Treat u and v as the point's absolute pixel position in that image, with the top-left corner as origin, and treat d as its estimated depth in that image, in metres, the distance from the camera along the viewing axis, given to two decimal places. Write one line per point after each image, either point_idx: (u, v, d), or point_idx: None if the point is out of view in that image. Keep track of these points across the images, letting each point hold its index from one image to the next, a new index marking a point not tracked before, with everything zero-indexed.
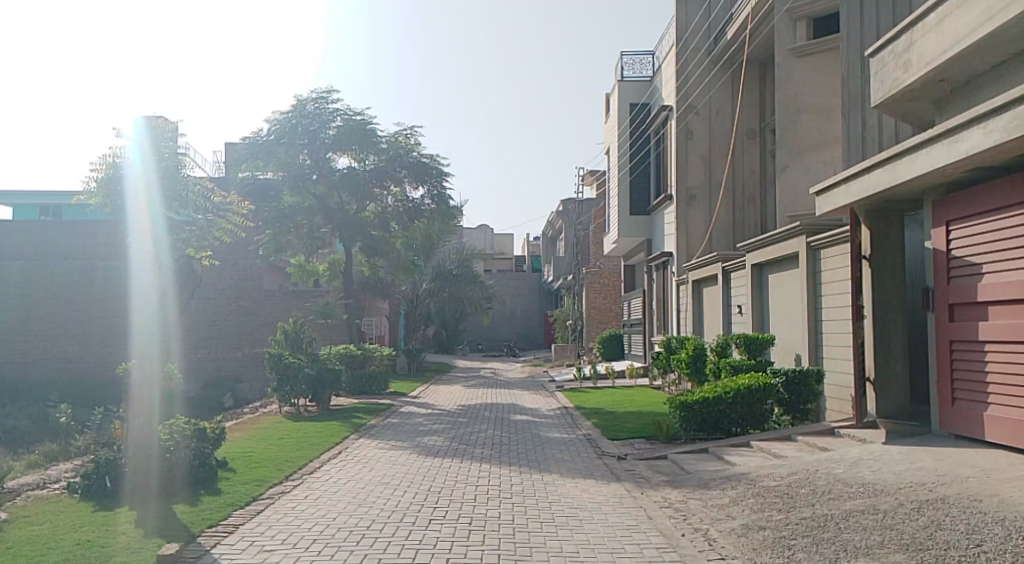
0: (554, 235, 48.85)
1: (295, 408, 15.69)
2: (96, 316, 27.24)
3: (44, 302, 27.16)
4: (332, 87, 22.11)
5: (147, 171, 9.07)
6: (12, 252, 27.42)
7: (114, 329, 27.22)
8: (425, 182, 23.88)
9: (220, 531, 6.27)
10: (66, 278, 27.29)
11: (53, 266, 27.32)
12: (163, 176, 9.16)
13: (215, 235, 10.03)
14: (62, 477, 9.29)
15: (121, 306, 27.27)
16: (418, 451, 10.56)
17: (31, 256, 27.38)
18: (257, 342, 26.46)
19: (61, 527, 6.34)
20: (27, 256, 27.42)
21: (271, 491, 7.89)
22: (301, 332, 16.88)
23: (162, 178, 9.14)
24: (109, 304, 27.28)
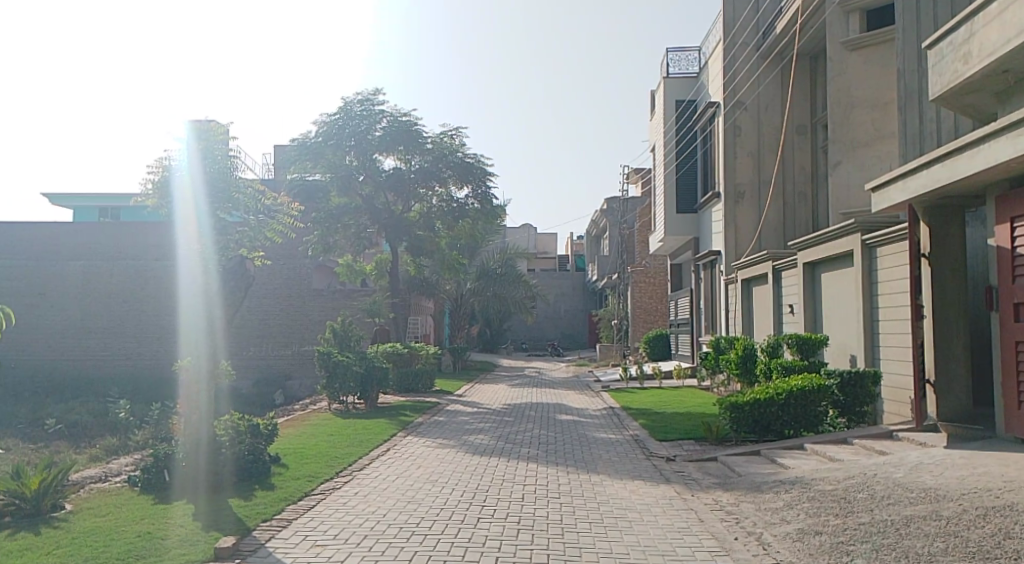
0: (599, 234, 48.66)
1: (344, 404, 15.97)
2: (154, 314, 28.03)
3: (100, 304, 28.08)
4: (378, 89, 22.41)
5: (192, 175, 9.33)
6: (69, 255, 28.40)
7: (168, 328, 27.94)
8: (470, 182, 23.95)
9: (275, 525, 6.41)
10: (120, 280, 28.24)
11: (108, 268, 28.26)
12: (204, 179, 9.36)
13: (268, 235, 9.98)
14: (124, 471, 9.59)
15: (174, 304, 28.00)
16: (465, 451, 10.56)
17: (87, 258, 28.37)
18: (306, 340, 26.97)
19: (123, 519, 6.56)
20: (84, 257, 28.34)
21: (322, 487, 8.01)
22: (349, 330, 17.17)
23: (206, 179, 9.36)
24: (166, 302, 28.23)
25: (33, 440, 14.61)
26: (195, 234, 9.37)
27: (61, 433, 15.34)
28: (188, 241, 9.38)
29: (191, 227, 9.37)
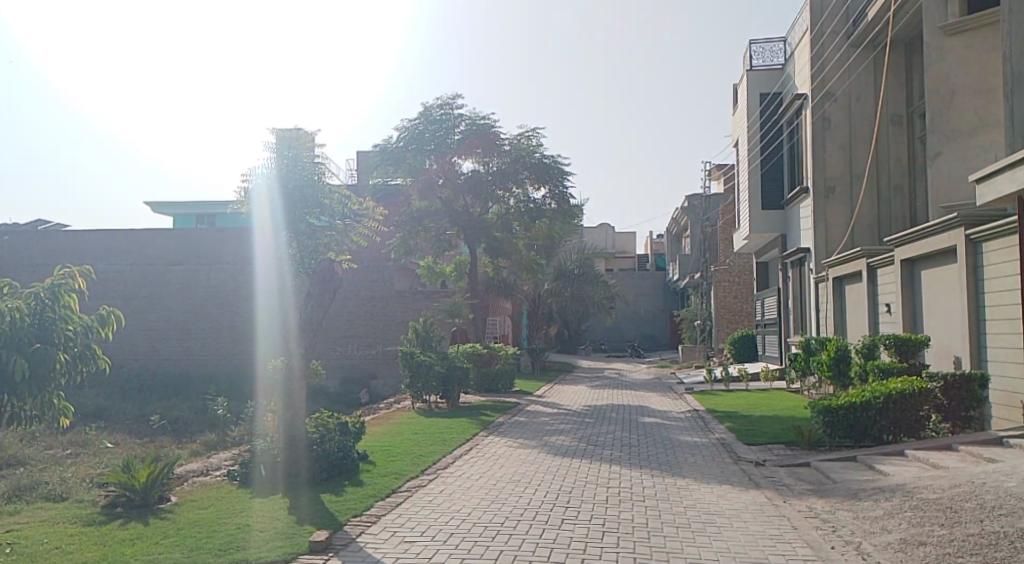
0: (680, 233, 47.76)
1: (427, 404, 16.26)
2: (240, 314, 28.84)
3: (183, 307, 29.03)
4: (457, 94, 22.69)
5: (267, 189, 9.66)
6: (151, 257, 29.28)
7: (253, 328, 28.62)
8: (547, 182, 23.70)
9: (364, 520, 6.59)
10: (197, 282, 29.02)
11: (187, 270, 29.07)
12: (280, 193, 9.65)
13: (352, 239, 10.32)
14: (223, 464, 10.08)
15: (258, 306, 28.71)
16: (547, 451, 10.61)
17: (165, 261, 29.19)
18: (389, 340, 27.60)
19: (225, 511, 6.90)
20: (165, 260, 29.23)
21: (409, 484, 8.19)
22: (430, 331, 17.47)
23: (287, 188, 9.69)
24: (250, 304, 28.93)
25: (140, 435, 15.51)
26: (273, 243, 9.86)
27: (165, 429, 16.24)
28: (268, 250, 9.97)
29: (270, 238, 9.88)
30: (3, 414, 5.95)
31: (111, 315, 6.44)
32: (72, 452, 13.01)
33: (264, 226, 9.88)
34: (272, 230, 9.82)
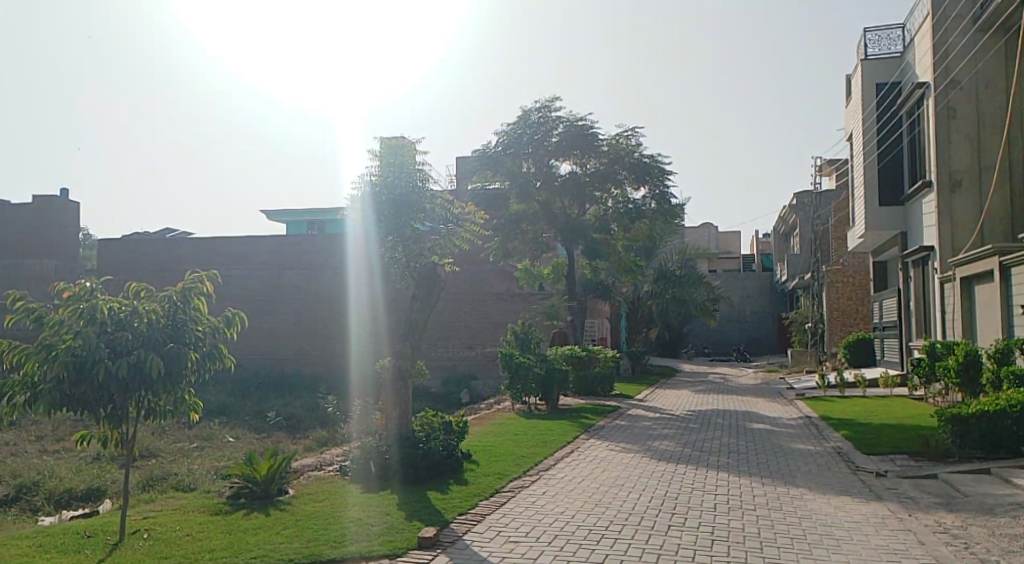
0: (788, 232, 45.89)
1: (527, 405, 16.36)
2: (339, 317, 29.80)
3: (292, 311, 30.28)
4: (554, 97, 22.77)
5: (362, 206, 9.99)
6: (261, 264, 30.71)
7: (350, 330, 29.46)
8: (646, 181, 23.61)
9: (470, 519, 6.70)
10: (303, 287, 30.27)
11: (293, 277, 30.35)
12: (377, 210, 9.97)
13: (456, 243, 10.52)
14: (335, 460, 10.52)
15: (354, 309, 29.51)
16: (650, 455, 10.45)
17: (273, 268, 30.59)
18: (489, 342, 27.96)
19: (338, 505, 7.19)
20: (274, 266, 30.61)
21: (512, 485, 8.26)
22: (529, 333, 17.57)
23: (391, 195, 9.89)
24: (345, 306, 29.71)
25: (258, 430, 16.41)
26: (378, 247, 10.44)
27: (280, 424, 17.09)
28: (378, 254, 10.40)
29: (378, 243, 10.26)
30: (142, 408, 6.44)
31: (236, 316, 6.81)
32: (198, 445, 13.91)
33: (372, 232, 10.25)
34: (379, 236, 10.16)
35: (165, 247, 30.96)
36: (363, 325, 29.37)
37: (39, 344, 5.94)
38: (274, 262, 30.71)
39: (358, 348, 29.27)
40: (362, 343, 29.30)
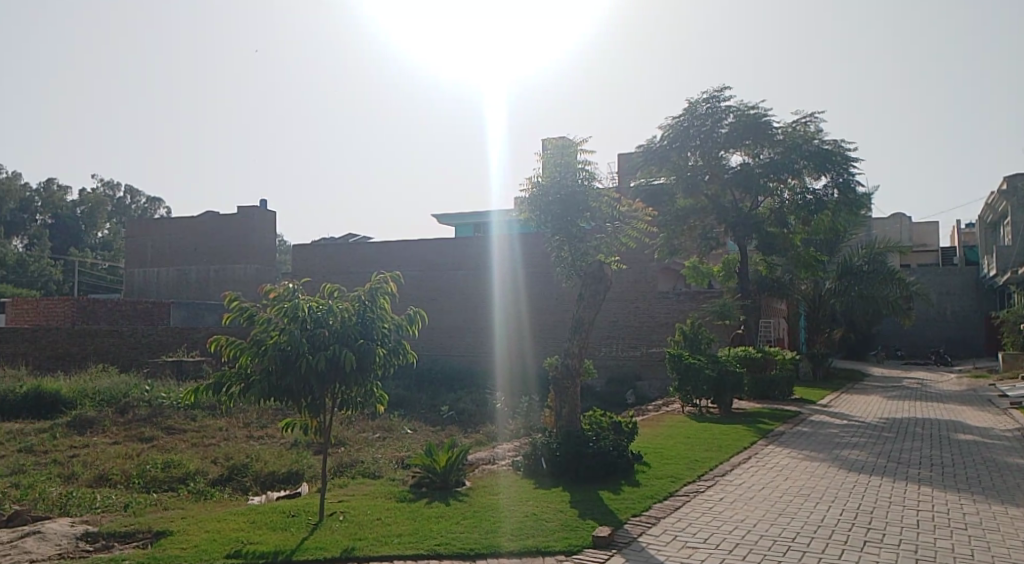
0: (998, 220, 40.84)
1: (698, 408, 15.84)
2: (482, 318, 28.31)
3: None
4: (724, 85, 21.89)
5: (530, 207, 10.19)
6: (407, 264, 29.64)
7: (497, 331, 27.90)
8: (828, 170, 22.12)
9: (644, 521, 6.60)
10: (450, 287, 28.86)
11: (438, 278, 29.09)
12: (539, 210, 10.15)
13: (622, 242, 10.38)
14: (507, 455, 10.79)
15: (499, 309, 27.98)
16: (837, 465, 9.72)
17: (420, 268, 29.37)
18: (656, 342, 27.39)
19: (513, 499, 7.38)
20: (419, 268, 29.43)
21: (686, 489, 8.03)
22: (699, 333, 16.98)
23: (558, 196, 9.97)
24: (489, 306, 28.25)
25: (433, 423, 17.20)
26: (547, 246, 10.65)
27: (453, 418, 17.81)
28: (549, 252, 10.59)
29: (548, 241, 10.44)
30: (337, 398, 6.99)
31: (417, 315, 7.19)
32: (381, 435, 14.83)
33: (541, 231, 10.44)
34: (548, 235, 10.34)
35: (320, 248, 31.16)
36: (508, 327, 27.79)
37: (252, 339, 6.62)
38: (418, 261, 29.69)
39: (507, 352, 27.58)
40: (506, 346, 27.76)
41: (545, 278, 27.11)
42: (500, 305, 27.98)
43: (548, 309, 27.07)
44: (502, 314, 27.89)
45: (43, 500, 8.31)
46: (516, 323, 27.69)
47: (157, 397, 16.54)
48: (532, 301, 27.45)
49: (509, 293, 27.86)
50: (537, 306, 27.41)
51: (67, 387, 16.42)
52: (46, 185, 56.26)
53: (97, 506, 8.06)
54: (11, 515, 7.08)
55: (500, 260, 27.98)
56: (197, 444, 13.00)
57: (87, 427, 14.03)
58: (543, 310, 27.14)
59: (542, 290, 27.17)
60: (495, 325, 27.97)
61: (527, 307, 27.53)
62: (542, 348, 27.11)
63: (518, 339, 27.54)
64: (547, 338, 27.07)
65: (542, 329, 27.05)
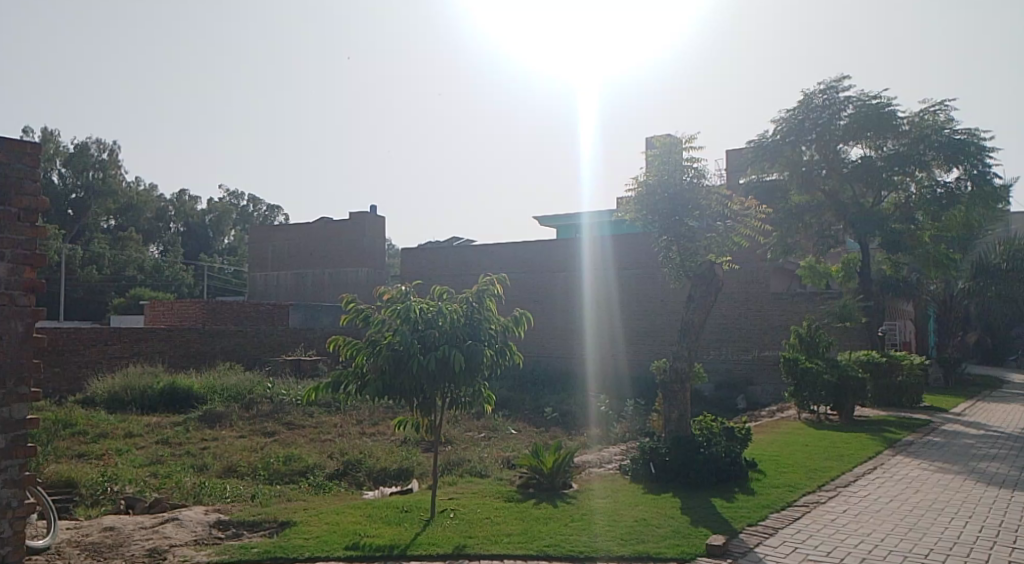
0: None
1: (816, 415, 15.07)
2: (574, 324, 28.01)
3: None
4: (843, 75, 20.86)
5: (637, 207, 10.02)
6: (506, 264, 29.72)
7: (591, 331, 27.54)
8: (960, 161, 20.55)
9: (761, 531, 6.33)
10: (547, 287, 28.71)
11: (537, 278, 28.99)
12: (646, 211, 9.97)
13: (734, 241, 9.95)
14: (615, 459, 10.65)
15: (591, 314, 27.74)
16: (975, 479, 8.97)
17: (519, 268, 29.40)
18: (769, 345, 26.32)
19: (622, 503, 7.27)
20: (518, 268, 29.44)
21: (806, 499, 7.65)
22: (817, 336, 16.16)
23: (665, 194, 9.76)
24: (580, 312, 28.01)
25: (538, 424, 17.27)
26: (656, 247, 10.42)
27: (558, 419, 17.82)
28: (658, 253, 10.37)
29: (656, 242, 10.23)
30: (447, 398, 7.13)
31: (523, 316, 7.22)
32: (487, 435, 15.02)
33: (649, 232, 10.24)
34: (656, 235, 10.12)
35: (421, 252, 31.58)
36: (601, 332, 27.45)
37: (367, 339, 6.86)
38: (510, 269, 30.03)
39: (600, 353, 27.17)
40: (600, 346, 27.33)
41: (638, 280, 26.73)
42: (592, 310, 27.73)
43: (646, 311, 26.48)
44: (595, 319, 27.64)
45: (179, 489, 8.94)
46: (610, 327, 27.38)
47: (278, 394, 17.48)
48: (629, 302, 26.92)
49: (602, 299, 27.60)
50: (634, 307, 26.84)
51: (198, 383, 17.64)
52: (178, 195, 60.67)
53: (227, 496, 8.59)
54: (153, 502, 7.66)
55: (590, 265, 27.80)
56: (314, 439, 13.64)
57: (216, 421, 15.01)
58: (637, 314, 26.72)
59: (636, 293, 26.74)
60: (588, 330, 27.70)
61: (621, 311, 27.18)
62: (637, 350, 26.54)
63: (613, 344, 27.20)
64: (643, 340, 26.50)
65: (637, 334, 26.50)
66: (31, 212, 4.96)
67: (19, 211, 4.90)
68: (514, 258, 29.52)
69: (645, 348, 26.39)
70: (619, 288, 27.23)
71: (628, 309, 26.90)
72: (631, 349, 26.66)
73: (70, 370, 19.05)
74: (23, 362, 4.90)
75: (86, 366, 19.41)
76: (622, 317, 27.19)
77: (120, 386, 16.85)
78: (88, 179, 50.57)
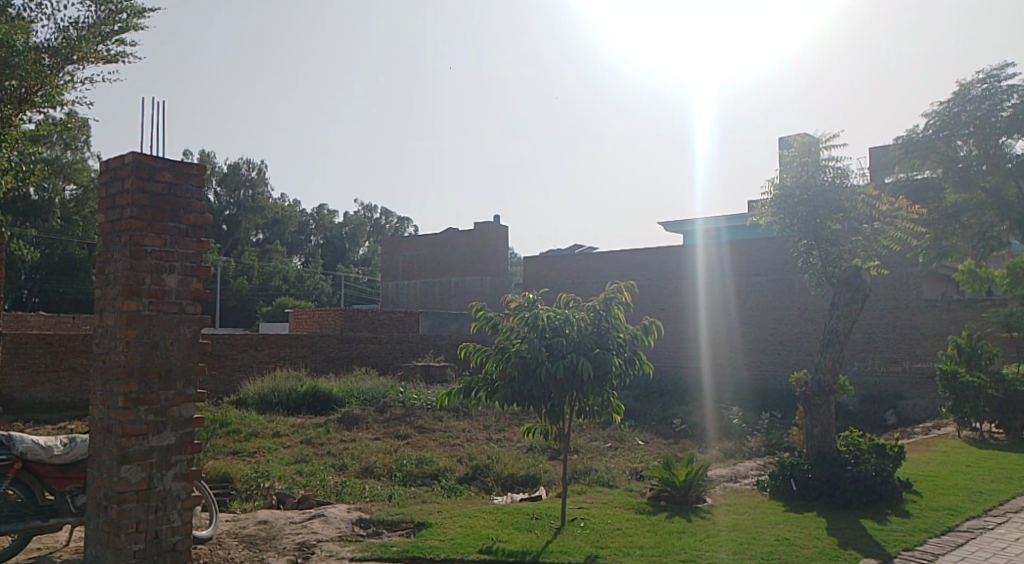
0: None
1: (978, 433, 13.77)
2: (686, 333, 26.80)
3: None
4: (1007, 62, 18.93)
5: (773, 212, 9.62)
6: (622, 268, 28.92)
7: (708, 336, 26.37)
8: None
9: (918, 557, 5.84)
10: (664, 291, 27.74)
11: (654, 282, 28.04)
12: (783, 213, 9.52)
13: (883, 243, 9.32)
14: (750, 474, 10.21)
15: (705, 324, 26.56)
16: None
17: (636, 272, 28.58)
18: (920, 356, 24.38)
19: (761, 521, 6.94)
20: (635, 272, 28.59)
21: (970, 524, 6.98)
22: (978, 346, 14.79)
23: (805, 197, 9.31)
24: (693, 321, 26.88)
25: (666, 435, 16.88)
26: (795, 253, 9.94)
27: (687, 430, 17.32)
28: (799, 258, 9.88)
29: (795, 247, 9.77)
30: (575, 406, 7.09)
31: (653, 325, 7.06)
32: (614, 445, 14.85)
33: (787, 237, 9.82)
34: (795, 239, 9.67)
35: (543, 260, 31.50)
36: (717, 342, 26.13)
37: (497, 346, 6.93)
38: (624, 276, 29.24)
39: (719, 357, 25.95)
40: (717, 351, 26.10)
41: (756, 286, 25.44)
42: (707, 319, 26.54)
43: (769, 314, 25.01)
44: (709, 329, 26.40)
45: (323, 487, 9.47)
46: (726, 337, 26.04)
47: (410, 398, 18.14)
48: (749, 305, 25.54)
49: (716, 307, 26.39)
50: (754, 311, 25.41)
51: (338, 387, 18.64)
52: (318, 210, 64.60)
53: (366, 495, 9.00)
54: (300, 499, 8.15)
55: (703, 272, 26.79)
56: (445, 443, 14.04)
57: (354, 423, 15.78)
58: (756, 321, 25.29)
59: (754, 299, 25.43)
60: (702, 341, 26.45)
61: (738, 319, 25.83)
62: (759, 356, 25.08)
63: (730, 354, 25.83)
64: (765, 345, 25.01)
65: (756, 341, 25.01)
66: (197, 228, 5.42)
67: (187, 227, 5.37)
68: (622, 269, 28.85)
69: (768, 353, 24.90)
70: (736, 295, 25.97)
71: (745, 317, 25.54)
72: (750, 359, 25.17)
73: (226, 372, 20.72)
74: (191, 366, 5.35)
75: (240, 368, 21.04)
76: (739, 325, 25.81)
77: (268, 388, 18.09)
78: (239, 197, 54.94)
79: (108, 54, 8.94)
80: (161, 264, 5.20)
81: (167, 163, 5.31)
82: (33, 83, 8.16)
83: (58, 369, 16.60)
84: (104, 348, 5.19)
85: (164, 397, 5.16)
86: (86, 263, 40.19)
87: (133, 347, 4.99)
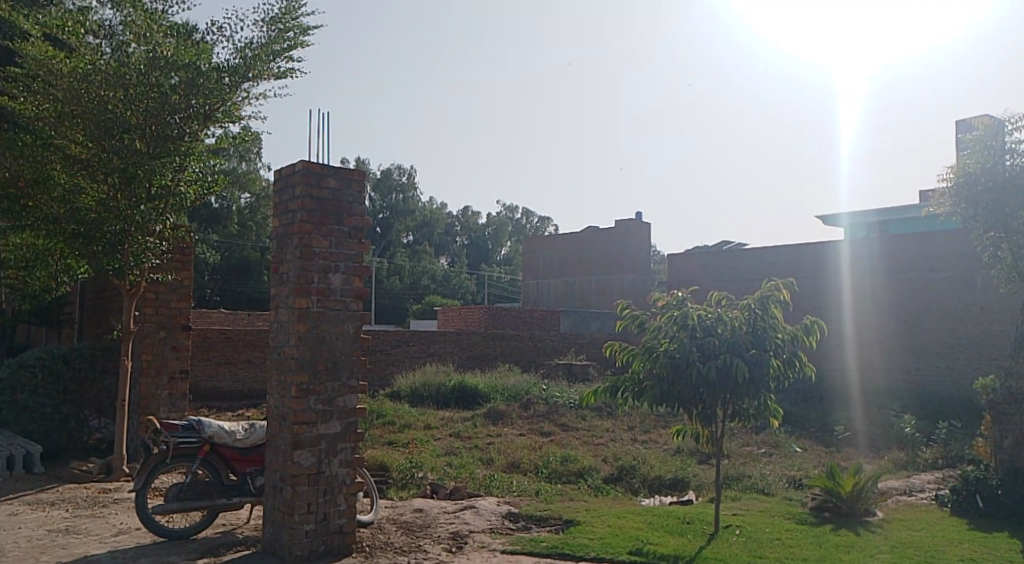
0: None
1: None
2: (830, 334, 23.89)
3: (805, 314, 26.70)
4: None
5: (951, 206, 8.90)
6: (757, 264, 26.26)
7: (853, 338, 23.39)
8: None
9: None
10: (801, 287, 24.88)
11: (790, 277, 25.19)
12: (963, 206, 8.76)
13: None
14: (927, 488, 9.36)
15: (851, 323, 23.63)
16: None
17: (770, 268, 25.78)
18: None
19: (942, 539, 6.35)
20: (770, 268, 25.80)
21: None
22: None
23: (988, 188, 8.54)
24: (838, 321, 23.95)
25: (824, 442, 15.85)
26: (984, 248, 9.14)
27: (848, 437, 16.17)
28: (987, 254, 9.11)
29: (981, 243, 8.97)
30: (728, 409, 6.81)
31: (814, 324, 6.64)
32: (768, 451, 14.15)
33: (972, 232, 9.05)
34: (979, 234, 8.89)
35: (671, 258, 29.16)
36: (866, 344, 23.15)
37: (645, 345, 6.79)
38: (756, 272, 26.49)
39: (868, 361, 23.03)
40: (865, 355, 23.12)
41: (915, 282, 22.37)
42: (854, 320, 23.58)
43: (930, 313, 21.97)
44: (857, 330, 23.42)
45: (472, 480, 9.75)
46: (877, 339, 23.07)
47: (553, 396, 18.26)
48: (904, 303, 22.55)
49: (865, 306, 23.40)
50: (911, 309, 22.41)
51: (483, 383, 19.12)
52: (464, 212, 66.64)
53: (513, 490, 9.17)
54: (452, 490, 8.43)
55: (847, 272, 23.94)
56: (589, 442, 14.00)
57: (500, 418, 16.14)
58: (914, 321, 22.34)
59: (914, 298, 22.39)
60: (847, 343, 23.46)
61: (891, 318, 22.87)
62: (919, 360, 22.09)
63: (883, 358, 22.80)
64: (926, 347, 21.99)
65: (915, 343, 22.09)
66: (359, 230, 5.75)
67: (350, 230, 5.71)
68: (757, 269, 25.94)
69: (930, 357, 21.88)
70: (889, 293, 22.96)
71: (901, 317, 22.54)
72: (908, 362, 22.22)
73: (381, 366, 21.86)
74: (353, 359, 5.69)
75: (393, 363, 22.12)
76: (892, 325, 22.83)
77: (419, 383, 18.92)
78: (391, 200, 57.88)
79: (277, 70, 9.64)
80: (328, 264, 5.56)
81: (331, 169, 5.65)
82: (215, 101, 8.88)
83: (236, 361, 18.25)
84: (278, 342, 5.62)
85: (331, 388, 5.52)
86: (258, 265, 44.07)
87: (303, 341, 5.37)
